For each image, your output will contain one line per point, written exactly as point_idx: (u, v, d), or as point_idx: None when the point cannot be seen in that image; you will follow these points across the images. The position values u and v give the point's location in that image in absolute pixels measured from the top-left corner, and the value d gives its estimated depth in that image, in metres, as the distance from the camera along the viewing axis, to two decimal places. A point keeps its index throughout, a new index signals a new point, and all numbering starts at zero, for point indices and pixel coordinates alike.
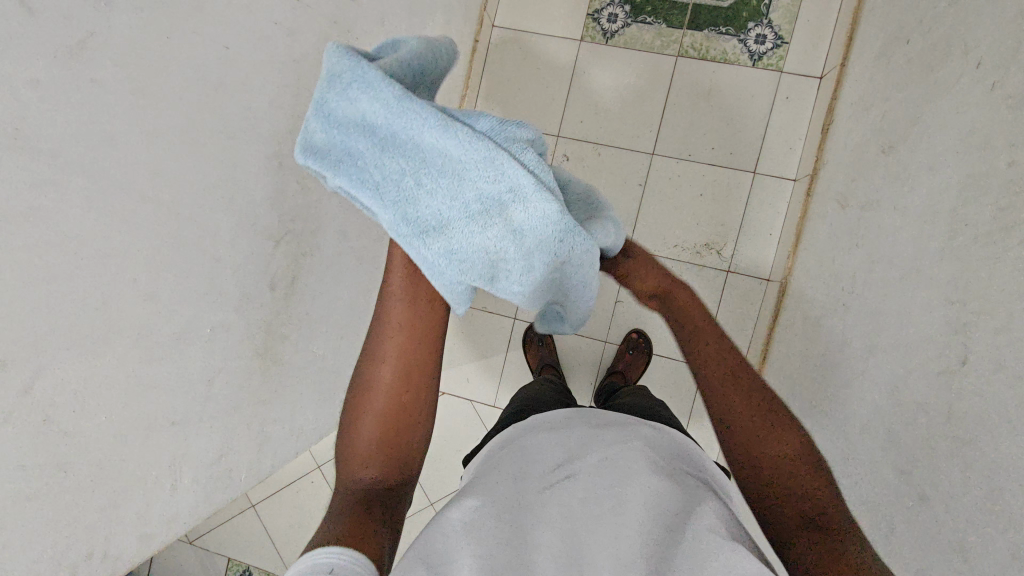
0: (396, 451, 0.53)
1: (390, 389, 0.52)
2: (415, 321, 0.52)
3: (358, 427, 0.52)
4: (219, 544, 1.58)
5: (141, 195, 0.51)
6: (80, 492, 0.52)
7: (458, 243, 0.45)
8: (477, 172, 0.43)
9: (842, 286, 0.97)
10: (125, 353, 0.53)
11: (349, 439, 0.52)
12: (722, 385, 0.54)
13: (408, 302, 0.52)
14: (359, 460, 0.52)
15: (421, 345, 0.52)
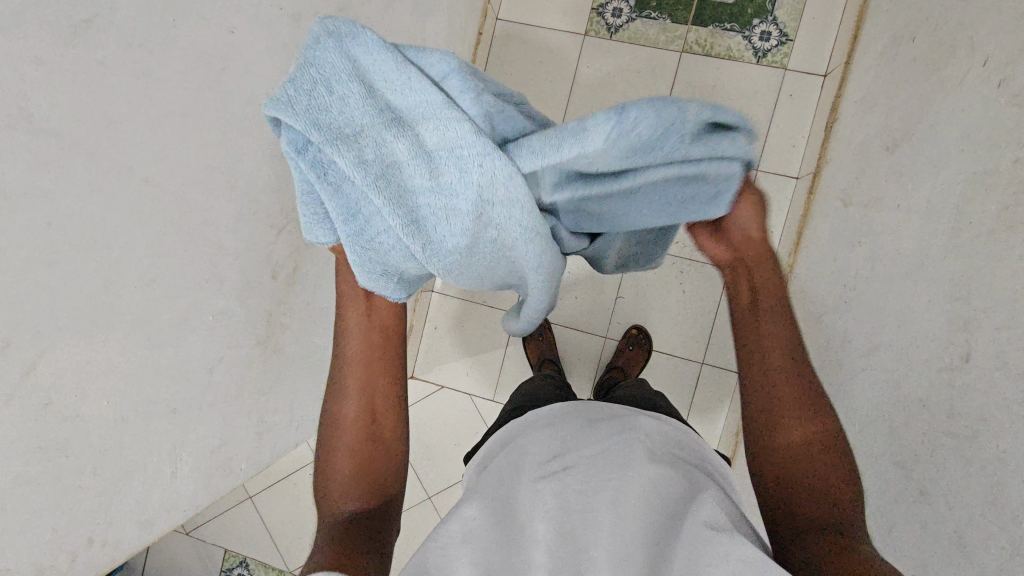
0: (371, 476, 0.58)
1: (356, 420, 0.60)
2: (370, 356, 0.61)
3: (335, 462, 0.58)
4: (215, 534, 1.58)
5: (145, 180, 0.51)
6: (81, 477, 0.52)
7: (373, 150, 0.44)
8: (394, 90, 0.45)
9: (844, 283, 0.97)
10: (127, 339, 0.53)
11: (329, 472, 0.58)
12: (769, 372, 0.55)
13: (362, 338, 0.60)
14: (337, 492, 0.57)
15: (377, 377, 0.61)
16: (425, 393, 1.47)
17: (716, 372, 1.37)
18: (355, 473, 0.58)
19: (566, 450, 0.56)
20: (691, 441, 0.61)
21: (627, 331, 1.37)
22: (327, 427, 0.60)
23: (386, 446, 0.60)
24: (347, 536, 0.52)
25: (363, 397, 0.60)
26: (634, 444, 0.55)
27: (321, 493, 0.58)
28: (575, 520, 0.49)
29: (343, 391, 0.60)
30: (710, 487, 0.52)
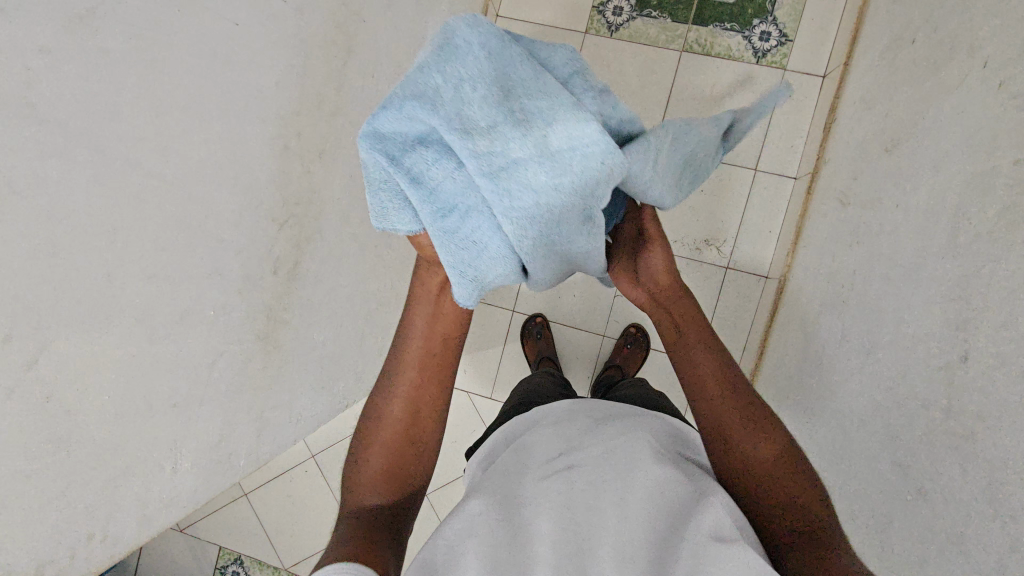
0: (399, 475, 0.58)
1: (401, 419, 0.60)
2: (429, 358, 0.61)
3: (371, 452, 0.59)
4: (210, 532, 1.57)
5: (148, 171, 0.50)
6: (81, 472, 0.51)
7: (498, 150, 0.47)
8: (524, 91, 0.47)
9: (842, 282, 0.98)
10: (128, 332, 0.52)
11: (363, 462, 0.58)
12: (722, 401, 0.56)
13: (424, 341, 0.60)
14: (366, 483, 0.57)
15: (432, 382, 0.61)
16: None
17: None
18: (386, 469, 0.58)
19: (572, 449, 0.56)
20: (693, 441, 0.62)
21: (626, 329, 1.38)
22: (371, 416, 0.61)
23: (422, 449, 0.60)
24: (364, 531, 0.53)
25: (413, 396, 0.60)
26: (643, 443, 0.55)
27: (350, 480, 0.58)
28: (580, 518, 0.49)
29: (394, 386, 0.60)
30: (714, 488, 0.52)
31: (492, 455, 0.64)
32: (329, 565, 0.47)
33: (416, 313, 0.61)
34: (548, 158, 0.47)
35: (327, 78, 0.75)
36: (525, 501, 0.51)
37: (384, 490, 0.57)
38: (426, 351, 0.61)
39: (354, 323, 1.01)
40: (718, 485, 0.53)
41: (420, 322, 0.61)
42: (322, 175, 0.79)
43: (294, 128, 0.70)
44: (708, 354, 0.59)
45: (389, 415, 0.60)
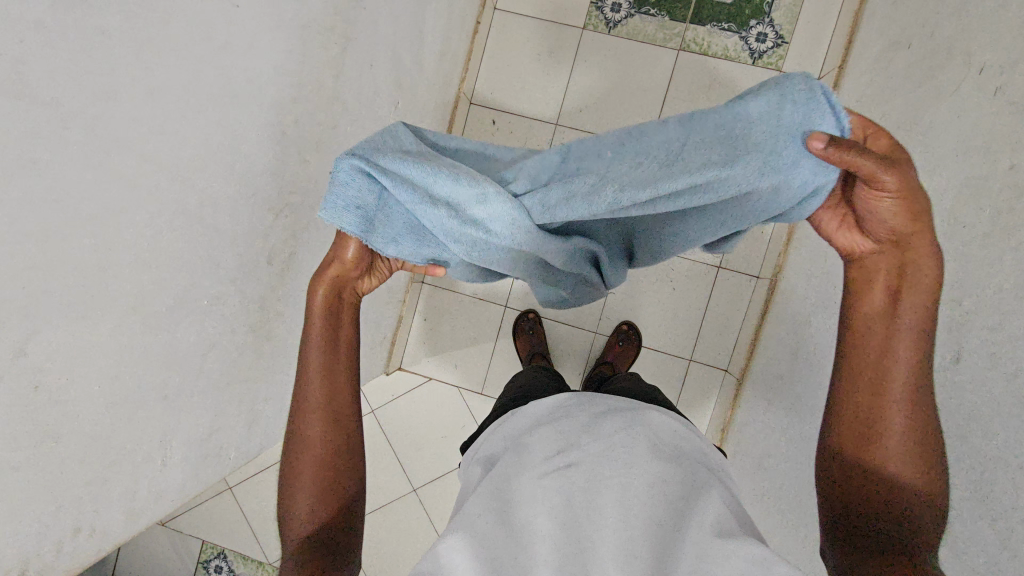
0: (333, 489, 0.57)
1: (319, 441, 0.57)
2: (333, 375, 0.59)
3: (299, 481, 0.56)
4: (192, 526, 1.55)
5: (144, 156, 0.49)
6: (69, 464, 0.49)
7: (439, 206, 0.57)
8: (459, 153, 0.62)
9: (834, 282, 0.99)
10: (119, 321, 0.51)
11: (291, 494, 0.56)
12: (870, 388, 0.52)
13: (326, 358, 0.59)
14: (304, 511, 0.56)
15: (340, 396, 0.59)
16: (413, 385, 1.46)
17: (704, 368, 1.38)
18: (318, 491, 0.56)
19: (569, 444, 0.55)
20: (690, 434, 0.61)
21: (618, 326, 1.38)
22: (288, 444, 0.58)
23: (347, 458, 0.58)
24: (312, 559, 0.52)
25: (326, 411, 0.58)
26: (639, 437, 0.55)
27: (285, 509, 0.56)
28: (582, 511, 0.49)
29: (305, 405, 0.58)
30: (712, 486, 0.52)
31: (492, 453, 0.63)
32: None
33: (313, 328, 0.59)
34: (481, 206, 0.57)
35: (326, 65, 0.73)
36: (524, 500, 0.50)
37: (325, 511, 0.56)
38: (331, 362, 0.59)
39: None
40: (715, 482, 0.53)
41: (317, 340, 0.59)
42: (317, 165, 0.77)
43: (291, 116, 0.69)
44: (898, 336, 0.52)
45: (309, 437, 0.57)
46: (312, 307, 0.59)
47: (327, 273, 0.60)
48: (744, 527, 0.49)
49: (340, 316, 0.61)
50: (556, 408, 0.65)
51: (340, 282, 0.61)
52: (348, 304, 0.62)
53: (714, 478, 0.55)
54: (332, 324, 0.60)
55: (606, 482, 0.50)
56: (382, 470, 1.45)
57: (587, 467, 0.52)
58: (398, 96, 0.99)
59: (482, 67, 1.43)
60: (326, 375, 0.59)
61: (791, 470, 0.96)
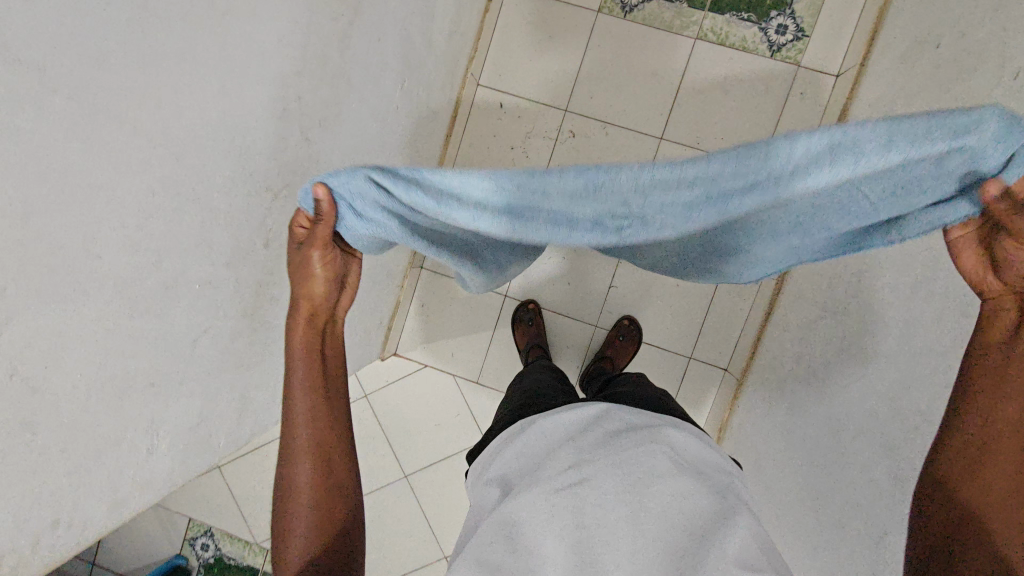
0: (326, 498, 0.55)
1: (309, 451, 0.55)
2: (319, 387, 0.57)
3: (288, 518, 0.53)
4: (179, 504, 1.53)
5: (135, 128, 0.45)
6: (47, 455, 0.46)
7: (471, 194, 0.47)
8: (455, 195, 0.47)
9: (846, 287, 0.97)
10: (105, 303, 0.48)
11: (286, 503, 0.54)
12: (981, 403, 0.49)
13: (312, 371, 0.57)
14: (298, 550, 0.52)
15: (327, 406, 0.57)
16: (408, 371, 1.43)
17: (704, 367, 1.37)
18: (314, 525, 0.53)
19: (582, 463, 0.53)
20: (709, 448, 0.60)
21: (619, 321, 1.36)
22: (278, 488, 0.55)
23: (342, 488, 0.56)
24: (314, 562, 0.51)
25: (315, 447, 0.55)
26: (660, 461, 0.54)
27: (278, 551, 0.53)
28: (591, 551, 0.48)
29: (294, 447, 0.55)
30: (735, 506, 0.52)
31: (507, 472, 0.60)
32: None
33: (296, 371, 0.57)
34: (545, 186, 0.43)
35: (332, 37, 0.69)
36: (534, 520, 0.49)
37: (320, 542, 0.53)
38: (318, 404, 0.57)
39: None
40: (739, 506, 0.52)
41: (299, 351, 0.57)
42: (319, 143, 0.74)
43: (294, 90, 0.65)
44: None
45: (297, 478, 0.54)
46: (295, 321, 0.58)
47: (301, 317, 0.58)
48: (766, 563, 0.48)
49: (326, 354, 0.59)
50: (573, 425, 0.63)
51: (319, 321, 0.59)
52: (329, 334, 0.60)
53: (737, 500, 0.53)
54: (316, 363, 0.58)
55: (621, 503, 0.50)
56: (373, 455, 1.44)
57: (602, 499, 0.50)
58: (405, 73, 0.95)
59: (491, 47, 1.37)
60: (316, 416, 0.56)
61: (791, 475, 0.95)
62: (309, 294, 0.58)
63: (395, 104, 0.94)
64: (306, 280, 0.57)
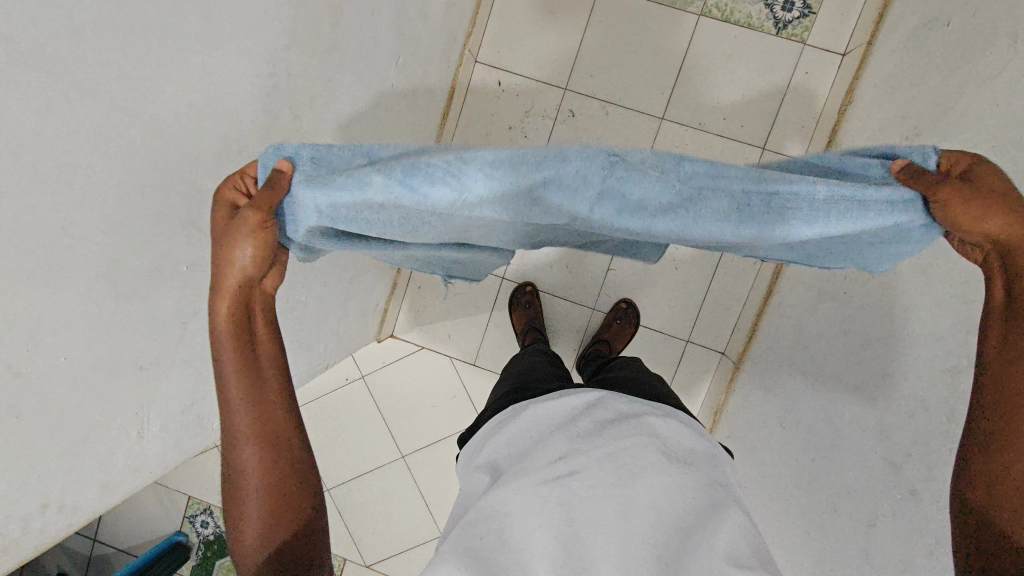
0: (286, 513, 0.49)
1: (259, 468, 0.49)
2: (264, 396, 0.50)
3: (245, 515, 0.49)
4: (179, 482, 1.54)
5: (114, 105, 0.44)
6: (36, 439, 0.46)
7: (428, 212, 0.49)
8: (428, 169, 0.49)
9: (845, 272, 0.96)
10: (90, 286, 0.47)
11: (237, 521, 0.49)
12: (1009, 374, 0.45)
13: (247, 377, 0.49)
14: (257, 539, 0.48)
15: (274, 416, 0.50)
16: (405, 353, 1.42)
17: (701, 350, 1.37)
18: (272, 515, 0.49)
19: (572, 454, 0.53)
20: (702, 439, 0.61)
21: (616, 304, 1.35)
22: (225, 481, 0.50)
23: (299, 473, 0.50)
24: None
25: (263, 434, 0.49)
26: (651, 455, 0.54)
27: (233, 541, 0.49)
28: (577, 540, 0.49)
29: (236, 433, 0.49)
30: (726, 501, 0.53)
31: (496, 458, 0.60)
32: None
33: (225, 356, 0.49)
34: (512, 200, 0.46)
35: (323, 11, 0.66)
36: (520, 510, 0.49)
37: (282, 530, 0.49)
38: (261, 393, 0.50)
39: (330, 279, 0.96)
40: (728, 501, 0.52)
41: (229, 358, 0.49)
42: (311, 121, 0.72)
43: (283, 66, 0.63)
44: None
45: (244, 468, 0.49)
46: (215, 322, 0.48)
47: (225, 293, 0.49)
48: (752, 556, 0.49)
49: (255, 330, 0.50)
50: (566, 412, 0.62)
51: (247, 295, 0.50)
52: (260, 306, 0.51)
53: (726, 494, 0.54)
54: (246, 344, 0.49)
55: (609, 495, 0.50)
56: (371, 436, 1.44)
57: (590, 492, 0.50)
58: (400, 49, 0.92)
59: (490, 22, 1.34)
60: (259, 405, 0.49)
61: (785, 458, 0.96)
62: (233, 268, 0.48)
63: (389, 81, 0.92)
64: (229, 254, 0.47)
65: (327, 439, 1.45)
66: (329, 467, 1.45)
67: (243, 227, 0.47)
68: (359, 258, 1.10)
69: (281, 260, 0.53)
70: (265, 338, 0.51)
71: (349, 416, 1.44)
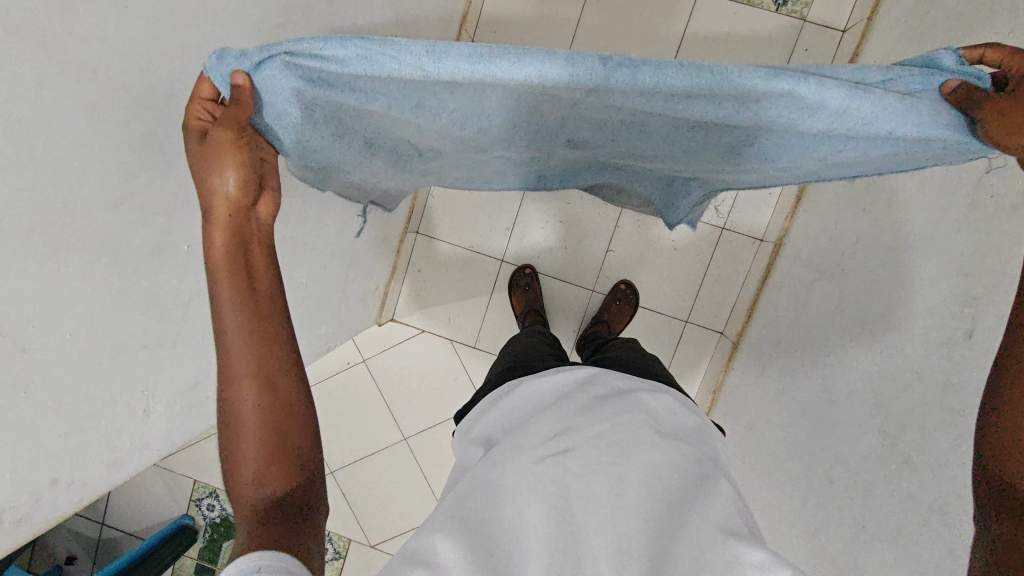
0: (284, 451, 0.47)
1: (255, 399, 0.47)
2: (257, 323, 0.48)
3: (240, 451, 0.46)
4: (186, 466, 1.56)
5: (109, 82, 0.44)
6: (42, 415, 0.46)
7: (424, 86, 0.47)
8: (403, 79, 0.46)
9: (844, 249, 0.96)
10: (91, 264, 0.47)
11: (232, 461, 0.46)
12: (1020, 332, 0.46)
13: (243, 304, 0.47)
14: (252, 479, 0.46)
15: (274, 349, 0.48)
16: (405, 336, 1.43)
17: (699, 330, 1.38)
18: (266, 453, 0.46)
19: (566, 432, 0.54)
20: (690, 416, 0.63)
21: (615, 285, 1.36)
22: (220, 419, 0.47)
23: (296, 412, 0.48)
24: (273, 525, 0.43)
25: (256, 367, 0.47)
26: (642, 432, 0.55)
27: (229, 484, 0.47)
28: (570, 516, 0.49)
29: (233, 369, 0.47)
30: (717, 476, 0.54)
31: (490, 432, 0.61)
32: (246, 553, 0.40)
33: (221, 274, 0.48)
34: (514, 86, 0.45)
35: None
36: (515, 485, 0.50)
37: (280, 474, 0.47)
38: (255, 324, 0.48)
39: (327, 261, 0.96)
40: (718, 475, 0.54)
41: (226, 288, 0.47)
42: None
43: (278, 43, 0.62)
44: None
45: (239, 405, 0.47)
46: (209, 248, 0.48)
47: (218, 220, 0.48)
48: (744, 524, 0.50)
49: (252, 258, 0.49)
50: (558, 389, 0.63)
51: (243, 226, 0.50)
52: (258, 237, 0.51)
53: (715, 468, 0.56)
54: (243, 271, 0.48)
55: (603, 470, 0.51)
56: (373, 419, 1.45)
57: (584, 468, 0.51)
58: (397, 28, 0.91)
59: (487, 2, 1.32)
60: (257, 331, 0.47)
61: (782, 433, 0.97)
62: (220, 193, 0.48)
63: None
64: (215, 178, 0.48)
65: (330, 422, 1.46)
66: (332, 450, 1.47)
67: (224, 148, 0.48)
68: (358, 241, 1.10)
69: (275, 188, 0.53)
70: (261, 267, 0.50)
71: (351, 399, 1.45)
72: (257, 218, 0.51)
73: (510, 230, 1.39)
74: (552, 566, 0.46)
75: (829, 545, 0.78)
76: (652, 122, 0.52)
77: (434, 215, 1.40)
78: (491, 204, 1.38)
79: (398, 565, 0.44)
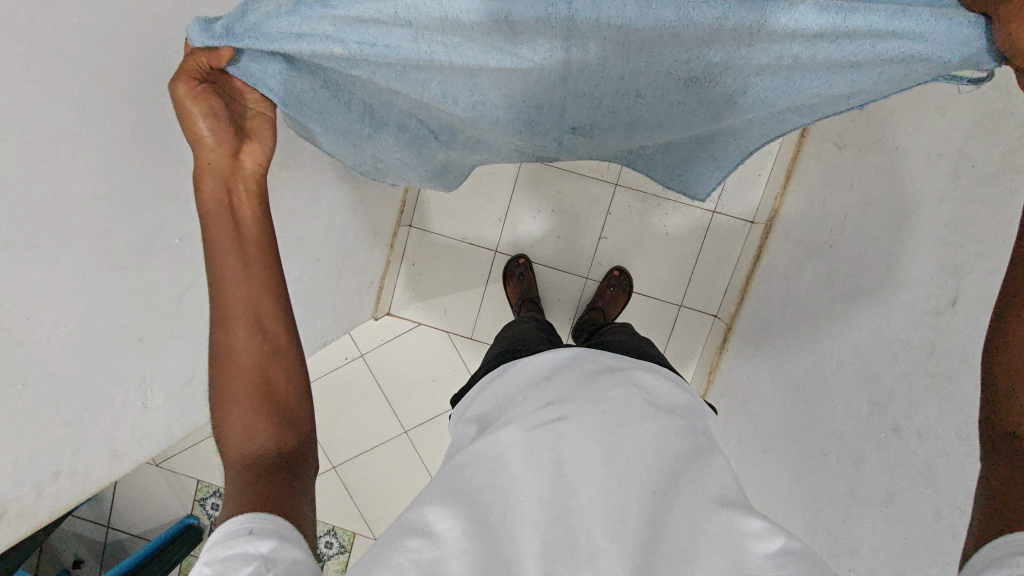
0: (274, 405, 0.50)
1: (248, 347, 0.50)
2: (250, 274, 0.51)
3: (234, 398, 0.49)
4: (189, 465, 1.57)
5: (92, 75, 0.44)
6: (42, 407, 0.47)
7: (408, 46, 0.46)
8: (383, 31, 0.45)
9: (832, 226, 0.97)
10: (83, 257, 0.48)
11: (222, 409, 0.49)
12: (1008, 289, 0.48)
13: (237, 260, 0.51)
14: (241, 430, 0.48)
15: (263, 300, 0.51)
16: (402, 330, 1.44)
17: (693, 314, 1.39)
18: (257, 402, 0.49)
19: (558, 402, 0.55)
20: (684, 392, 0.64)
21: (609, 272, 1.36)
22: (212, 364, 0.50)
23: (285, 366, 0.51)
24: (261, 480, 0.45)
25: (249, 318, 0.51)
26: (636, 404, 0.56)
27: (218, 430, 0.49)
28: (567, 485, 0.50)
29: (228, 315, 0.50)
30: (709, 450, 0.56)
31: (485, 411, 0.62)
32: (238, 517, 0.41)
33: (213, 223, 0.51)
34: (488, 28, 0.45)
35: None
36: (512, 458, 0.51)
37: (269, 429, 0.49)
38: (247, 277, 0.51)
39: (320, 255, 0.97)
40: (711, 449, 0.56)
41: (220, 246, 0.51)
42: None
43: None
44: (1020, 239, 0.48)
45: (232, 349, 0.50)
46: (201, 201, 0.51)
47: (203, 169, 0.51)
48: (736, 493, 0.52)
49: (239, 209, 0.52)
50: (550, 366, 0.64)
51: (226, 177, 0.52)
52: (245, 188, 0.53)
53: (707, 441, 0.58)
54: (231, 224, 0.51)
55: (598, 436, 0.52)
56: (373, 413, 1.46)
57: (579, 437, 0.52)
58: None
59: None
60: (250, 284, 0.51)
61: (776, 410, 0.98)
62: (204, 141, 0.51)
63: None
64: (193, 130, 0.50)
65: (330, 418, 1.47)
66: (333, 445, 1.48)
67: (193, 96, 0.49)
68: (351, 235, 1.10)
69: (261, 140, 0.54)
70: (248, 219, 0.53)
71: (350, 394, 1.46)
72: (243, 167, 0.53)
73: (502, 220, 1.39)
74: (548, 535, 0.47)
75: (823, 516, 0.79)
76: (647, 86, 0.52)
77: (426, 209, 1.40)
78: (482, 195, 1.39)
79: (398, 537, 0.45)
